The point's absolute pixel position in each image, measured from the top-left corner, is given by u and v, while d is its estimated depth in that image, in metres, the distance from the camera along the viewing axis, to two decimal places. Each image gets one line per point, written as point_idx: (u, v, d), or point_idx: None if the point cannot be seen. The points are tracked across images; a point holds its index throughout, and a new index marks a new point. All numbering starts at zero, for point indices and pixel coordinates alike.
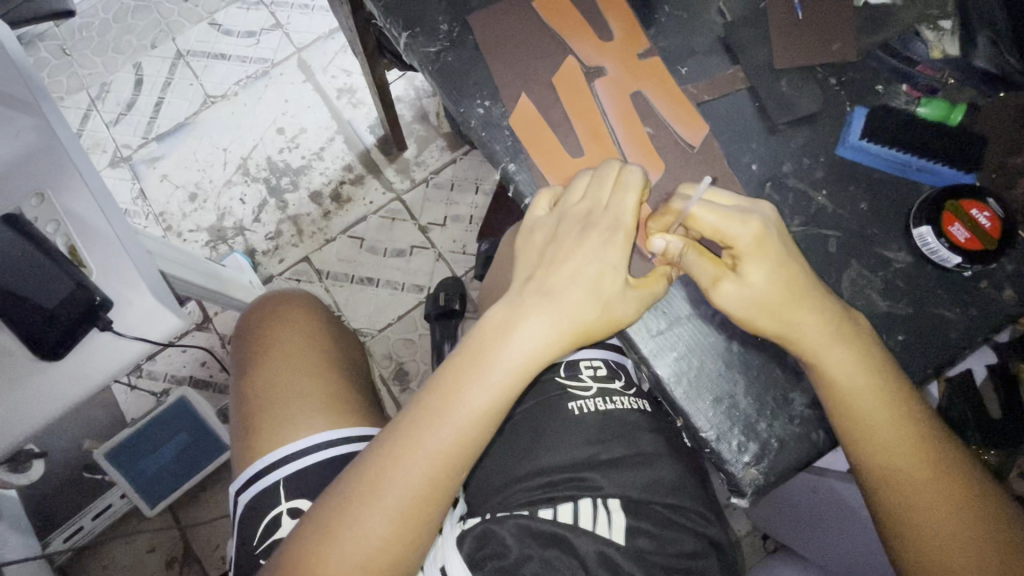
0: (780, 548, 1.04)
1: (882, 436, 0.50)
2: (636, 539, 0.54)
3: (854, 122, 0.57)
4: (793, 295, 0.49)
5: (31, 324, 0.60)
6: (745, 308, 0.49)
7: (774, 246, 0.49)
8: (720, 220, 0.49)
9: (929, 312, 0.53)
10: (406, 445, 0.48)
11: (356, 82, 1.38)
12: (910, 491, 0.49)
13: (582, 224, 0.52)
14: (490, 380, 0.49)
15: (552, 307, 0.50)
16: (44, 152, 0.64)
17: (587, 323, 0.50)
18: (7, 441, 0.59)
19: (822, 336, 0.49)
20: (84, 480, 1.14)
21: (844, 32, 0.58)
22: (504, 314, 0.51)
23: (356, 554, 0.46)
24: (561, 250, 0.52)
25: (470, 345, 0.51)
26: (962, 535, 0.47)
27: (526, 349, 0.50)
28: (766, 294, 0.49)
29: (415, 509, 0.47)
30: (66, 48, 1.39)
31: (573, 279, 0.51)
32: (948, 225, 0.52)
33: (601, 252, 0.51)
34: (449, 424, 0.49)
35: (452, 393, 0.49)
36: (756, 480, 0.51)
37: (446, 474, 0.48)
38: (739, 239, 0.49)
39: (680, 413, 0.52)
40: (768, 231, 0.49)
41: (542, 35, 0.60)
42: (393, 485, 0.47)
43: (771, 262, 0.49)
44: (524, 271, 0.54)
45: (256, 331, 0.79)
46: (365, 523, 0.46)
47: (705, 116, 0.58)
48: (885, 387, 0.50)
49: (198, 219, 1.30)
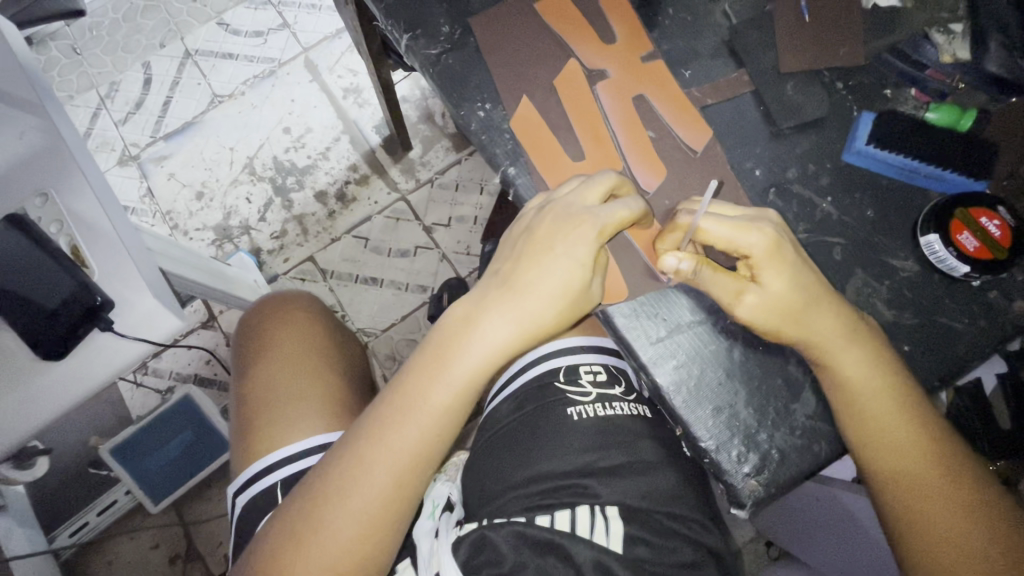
0: (784, 555, 1.02)
1: (890, 437, 0.49)
2: (633, 547, 0.54)
3: (860, 127, 0.55)
4: (814, 298, 0.48)
5: (34, 324, 0.60)
6: (774, 318, 0.48)
7: (789, 255, 0.48)
8: (731, 230, 0.48)
9: (937, 322, 0.52)
10: (368, 448, 0.51)
11: (361, 82, 1.38)
12: (923, 497, 0.48)
13: (554, 218, 0.51)
14: (450, 381, 0.51)
15: (516, 307, 0.50)
16: (50, 153, 0.65)
17: (548, 320, 0.50)
18: (10, 439, 0.59)
19: (841, 340, 0.49)
20: (91, 476, 1.17)
21: (853, 36, 0.57)
22: (468, 311, 0.53)
23: (325, 554, 0.49)
24: (530, 246, 0.51)
25: (432, 346, 0.53)
26: (967, 537, 0.47)
27: (485, 351, 0.50)
28: (787, 301, 0.48)
29: (381, 511, 0.50)
30: (76, 48, 1.40)
31: (544, 274, 0.50)
32: (957, 233, 0.51)
33: (572, 245, 0.49)
34: (412, 423, 0.51)
35: (414, 395, 0.51)
36: (756, 491, 0.50)
37: (411, 472, 0.51)
38: (753, 247, 0.48)
39: (680, 422, 0.51)
40: (778, 238, 0.48)
41: (545, 38, 0.59)
42: (359, 488, 0.50)
43: (788, 270, 0.48)
44: (499, 264, 0.54)
45: (246, 328, 0.81)
46: (333, 524, 0.49)
47: (708, 120, 0.57)
48: (883, 388, 0.49)
49: (205, 217, 1.30)
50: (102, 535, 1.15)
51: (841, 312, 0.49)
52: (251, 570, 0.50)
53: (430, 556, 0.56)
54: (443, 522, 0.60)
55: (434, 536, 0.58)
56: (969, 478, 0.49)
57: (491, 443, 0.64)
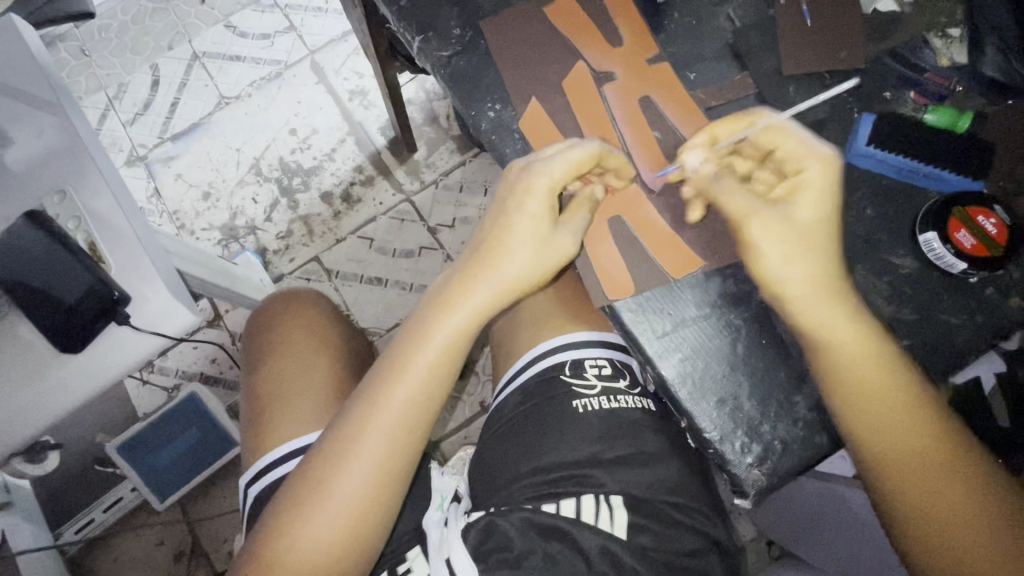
0: (786, 555, 1.03)
1: (881, 419, 0.49)
2: (638, 535, 0.55)
3: (861, 129, 0.57)
4: (832, 236, 0.50)
5: (52, 317, 0.61)
6: (794, 236, 0.50)
7: (832, 186, 0.51)
8: (792, 142, 0.52)
9: (935, 318, 0.53)
10: (361, 413, 0.53)
11: (367, 84, 1.40)
12: (930, 505, 0.48)
13: (515, 177, 0.55)
14: (434, 343, 0.54)
15: (493, 272, 0.54)
16: (69, 151, 0.66)
17: (521, 272, 0.53)
18: (28, 430, 0.61)
19: (829, 309, 0.49)
20: (97, 473, 1.18)
21: (854, 40, 0.59)
22: (445, 282, 0.56)
23: (329, 517, 0.51)
24: (497, 210, 0.56)
25: (415, 316, 0.56)
26: (968, 516, 0.47)
27: (464, 312, 0.54)
28: (811, 226, 0.50)
29: (379, 472, 0.53)
30: (86, 49, 1.42)
31: (511, 233, 0.54)
32: (954, 231, 0.52)
33: (531, 198, 0.53)
34: (401, 385, 0.54)
35: (401, 360, 0.55)
36: (759, 481, 0.51)
37: (408, 432, 0.54)
38: (805, 168, 0.51)
39: (685, 414, 0.53)
40: (832, 172, 0.51)
41: (553, 40, 0.61)
42: (355, 452, 0.52)
43: (824, 199, 0.50)
44: (473, 239, 0.57)
45: (252, 321, 0.84)
46: (333, 487, 0.52)
47: (712, 121, 0.58)
48: (866, 362, 0.49)
49: (211, 217, 1.32)
50: (108, 531, 1.16)
51: (842, 275, 0.50)
52: (262, 538, 0.52)
53: (439, 544, 0.57)
54: (452, 512, 0.61)
55: (442, 525, 0.59)
56: (979, 479, 0.48)
57: (497, 434, 0.66)
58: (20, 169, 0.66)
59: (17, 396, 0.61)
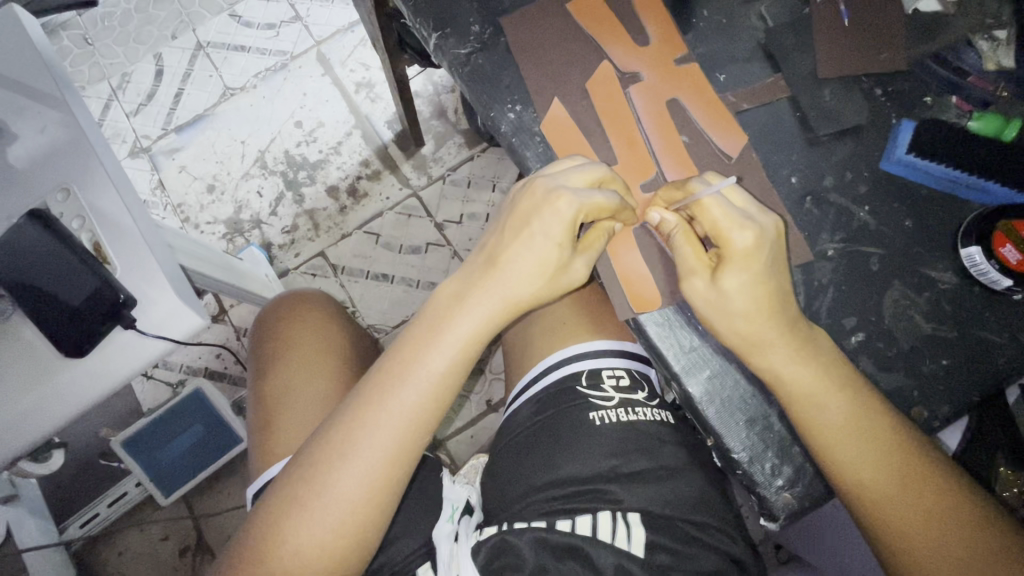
0: (792, 559, 1.01)
1: (855, 453, 0.47)
2: (656, 554, 0.53)
3: (900, 136, 0.54)
4: (765, 309, 0.48)
5: (57, 321, 0.60)
6: (709, 309, 0.49)
7: (763, 257, 0.48)
8: (722, 218, 0.48)
9: (974, 336, 0.51)
10: (367, 410, 0.51)
11: (374, 76, 1.37)
12: (923, 544, 0.46)
13: (535, 197, 0.52)
14: (445, 347, 0.52)
15: (499, 284, 0.53)
16: (73, 148, 0.64)
17: (529, 295, 0.53)
18: (30, 436, 0.59)
19: (789, 354, 0.48)
20: (102, 467, 1.17)
21: (892, 41, 0.56)
22: (457, 288, 0.54)
23: (328, 516, 0.49)
24: (512, 221, 0.53)
25: (426, 318, 0.54)
26: (935, 538, 0.46)
27: (476, 320, 0.53)
28: (736, 304, 0.48)
29: (381, 475, 0.50)
30: (88, 38, 1.39)
31: (520, 253, 0.52)
32: (999, 246, 0.50)
33: (547, 222, 0.51)
34: (410, 387, 0.51)
35: (411, 359, 0.52)
36: (789, 504, 0.50)
37: (411, 437, 0.51)
38: (732, 243, 0.48)
39: (711, 432, 0.51)
40: (763, 245, 0.48)
41: (576, 38, 0.58)
42: (359, 451, 0.50)
43: (752, 273, 0.48)
44: (484, 240, 0.56)
45: (261, 319, 0.82)
46: (335, 484, 0.49)
47: (743, 125, 0.56)
48: (833, 396, 0.48)
49: (216, 210, 1.30)
50: (113, 526, 1.15)
51: (796, 332, 0.48)
52: (247, 548, 0.50)
53: (449, 559, 0.55)
54: (463, 525, 0.60)
55: (453, 540, 0.58)
56: (959, 503, 0.46)
57: (508, 444, 0.64)
58: (22, 167, 0.64)
59: (20, 401, 0.60)
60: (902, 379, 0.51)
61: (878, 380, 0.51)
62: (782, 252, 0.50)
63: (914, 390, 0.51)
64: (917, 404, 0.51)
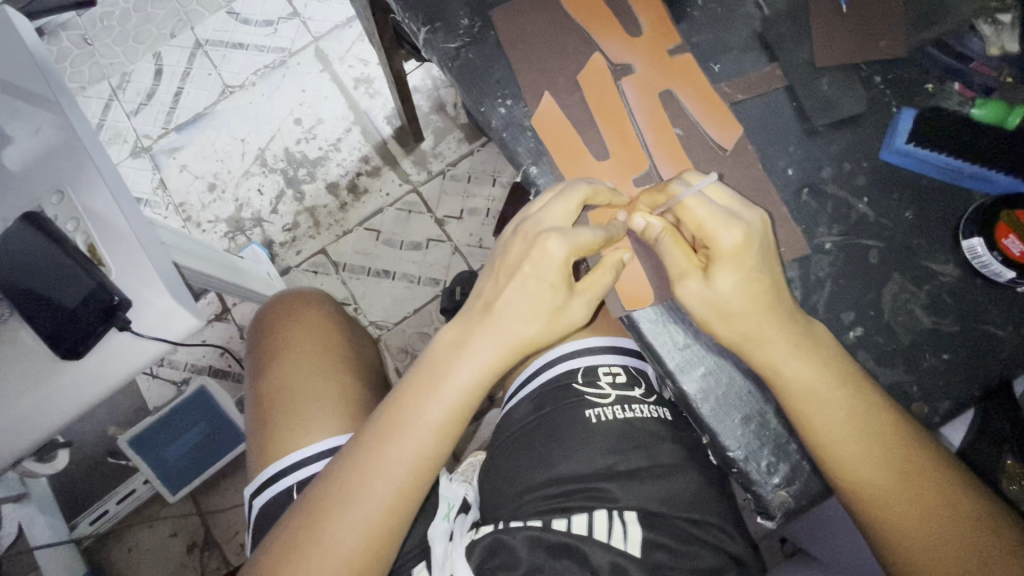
0: (796, 553, 1.01)
1: (855, 465, 0.47)
2: (652, 553, 0.52)
3: (900, 125, 0.53)
4: (760, 304, 0.47)
5: (54, 323, 0.60)
6: (706, 311, 0.48)
7: (753, 254, 0.47)
8: (708, 216, 0.47)
9: (977, 330, 0.50)
10: (367, 459, 0.51)
11: (372, 72, 1.36)
12: (923, 540, 0.45)
13: (527, 242, 0.52)
14: (443, 395, 0.51)
15: (495, 330, 0.52)
16: (67, 150, 0.64)
17: (530, 340, 0.52)
18: (29, 438, 0.59)
19: (787, 350, 0.47)
20: (110, 465, 1.18)
21: (892, 28, 0.55)
22: (454, 335, 0.54)
23: (326, 567, 0.48)
24: (506, 266, 0.53)
25: (423, 365, 0.54)
26: (937, 538, 0.45)
27: (475, 370, 0.52)
28: (730, 301, 0.47)
29: (381, 522, 0.50)
30: (87, 38, 1.38)
31: (514, 298, 0.52)
32: (1002, 237, 0.49)
33: (541, 264, 0.50)
34: (407, 437, 0.51)
35: (410, 407, 0.52)
36: (785, 502, 0.49)
37: (412, 486, 0.51)
38: (720, 241, 0.47)
39: (707, 431, 0.50)
40: (752, 241, 0.47)
41: (568, 30, 0.57)
42: (359, 499, 0.49)
43: (743, 272, 0.47)
44: (480, 286, 0.55)
45: (256, 324, 0.82)
46: (334, 533, 0.48)
47: (739, 117, 0.55)
48: (833, 403, 0.47)
49: (217, 210, 1.30)
50: (122, 523, 1.17)
51: (793, 328, 0.48)
52: None
53: (443, 560, 0.55)
54: (459, 524, 0.59)
55: (448, 540, 0.57)
56: (956, 495, 0.46)
57: (503, 446, 0.64)
58: (17, 169, 0.64)
59: (20, 402, 0.60)
60: (901, 374, 0.50)
61: (877, 375, 0.50)
62: (772, 248, 0.49)
63: (914, 386, 0.50)
64: (918, 400, 0.50)
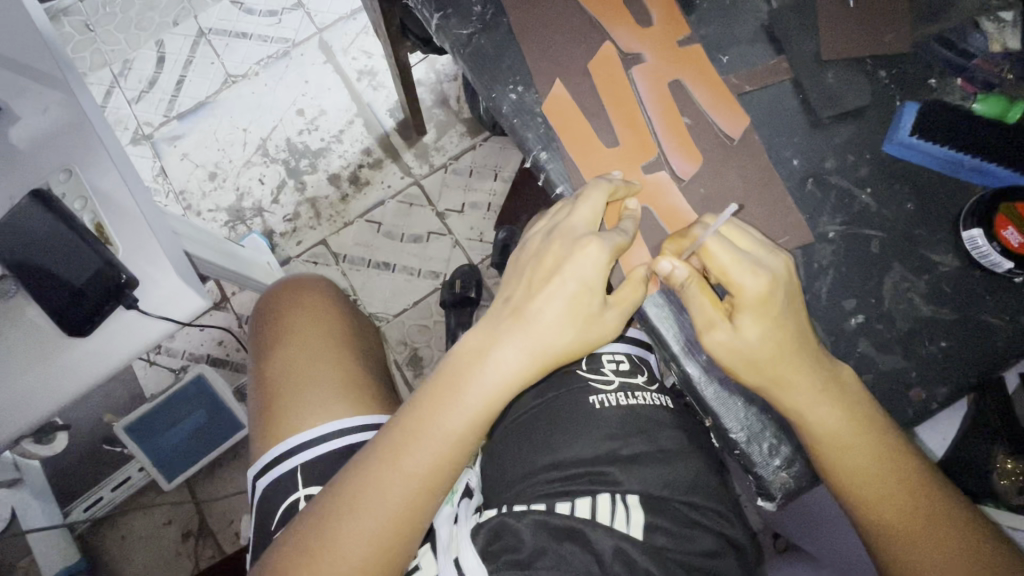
0: (789, 548, 1.01)
1: (856, 468, 0.48)
2: (654, 536, 0.53)
3: (904, 118, 0.54)
4: (785, 353, 0.47)
5: (59, 300, 0.60)
6: (731, 358, 0.48)
7: (777, 302, 0.47)
8: (731, 263, 0.47)
9: (975, 319, 0.51)
10: (382, 467, 0.49)
11: (377, 64, 1.36)
12: (926, 573, 0.46)
13: (562, 244, 0.52)
14: (465, 407, 0.51)
15: (523, 335, 0.51)
16: (74, 129, 0.64)
17: (560, 350, 0.51)
18: (30, 416, 0.59)
19: (806, 371, 0.48)
20: (104, 452, 1.17)
21: (897, 24, 0.56)
22: (480, 341, 0.53)
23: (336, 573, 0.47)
24: (538, 273, 0.53)
25: (446, 374, 0.53)
26: (925, 543, 0.46)
27: (499, 379, 0.51)
28: (757, 349, 0.48)
29: (391, 530, 0.48)
30: (89, 24, 1.38)
31: (550, 303, 0.51)
32: (1001, 228, 0.50)
33: (581, 265, 0.50)
34: (423, 447, 0.50)
35: (430, 419, 0.51)
36: (786, 484, 0.51)
37: (422, 493, 0.50)
38: (745, 289, 0.47)
39: (710, 413, 0.52)
40: (778, 289, 0.47)
41: (580, 19, 0.58)
42: (373, 508, 0.48)
43: (768, 321, 0.47)
44: (507, 292, 0.54)
45: (259, 307, 0.82)
46: (345, 543, 0.47)
47: (746, 108, 0.56)
48: (845, 416, 0.48)
49: (218, 198, 1.30)
50: (117, 510, 1.16)
51: (817, 373, 0.48)
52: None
53: (448, 541, 0.55)
54: (463, 508, 0.60)
55: (453, 523, 0.57)
56: (947, 523, 0.47)
57: (507, 432, 0.64)
58: (24, 147, 0.64)
59: (22, 380, 0.60)
60: (899, 360, 0.51)
61: (877, 362, 0.51)
62: (797, 290, 0.49)
63: (912, 372, 0.51)
64: (917, 386, 0.51)
